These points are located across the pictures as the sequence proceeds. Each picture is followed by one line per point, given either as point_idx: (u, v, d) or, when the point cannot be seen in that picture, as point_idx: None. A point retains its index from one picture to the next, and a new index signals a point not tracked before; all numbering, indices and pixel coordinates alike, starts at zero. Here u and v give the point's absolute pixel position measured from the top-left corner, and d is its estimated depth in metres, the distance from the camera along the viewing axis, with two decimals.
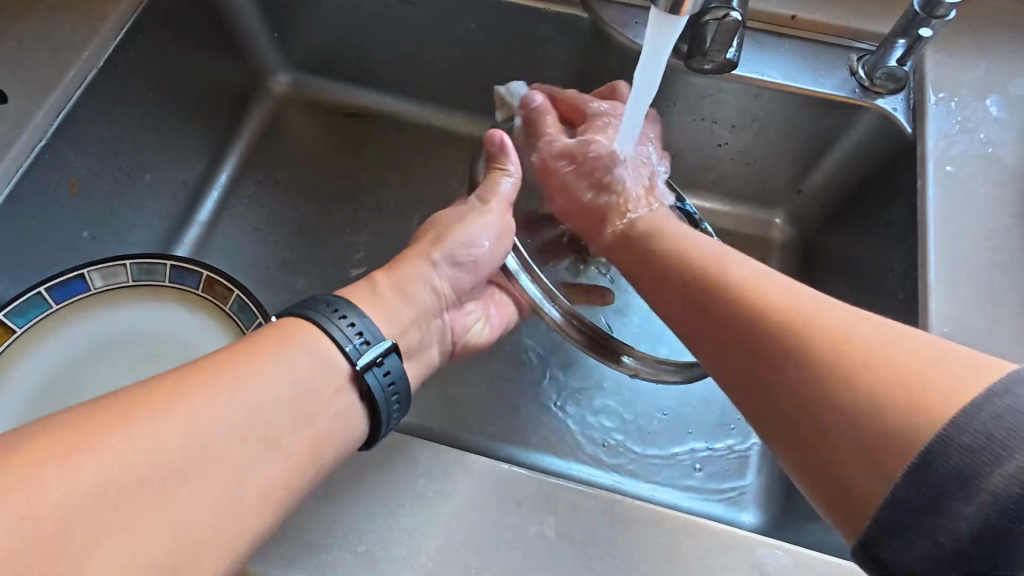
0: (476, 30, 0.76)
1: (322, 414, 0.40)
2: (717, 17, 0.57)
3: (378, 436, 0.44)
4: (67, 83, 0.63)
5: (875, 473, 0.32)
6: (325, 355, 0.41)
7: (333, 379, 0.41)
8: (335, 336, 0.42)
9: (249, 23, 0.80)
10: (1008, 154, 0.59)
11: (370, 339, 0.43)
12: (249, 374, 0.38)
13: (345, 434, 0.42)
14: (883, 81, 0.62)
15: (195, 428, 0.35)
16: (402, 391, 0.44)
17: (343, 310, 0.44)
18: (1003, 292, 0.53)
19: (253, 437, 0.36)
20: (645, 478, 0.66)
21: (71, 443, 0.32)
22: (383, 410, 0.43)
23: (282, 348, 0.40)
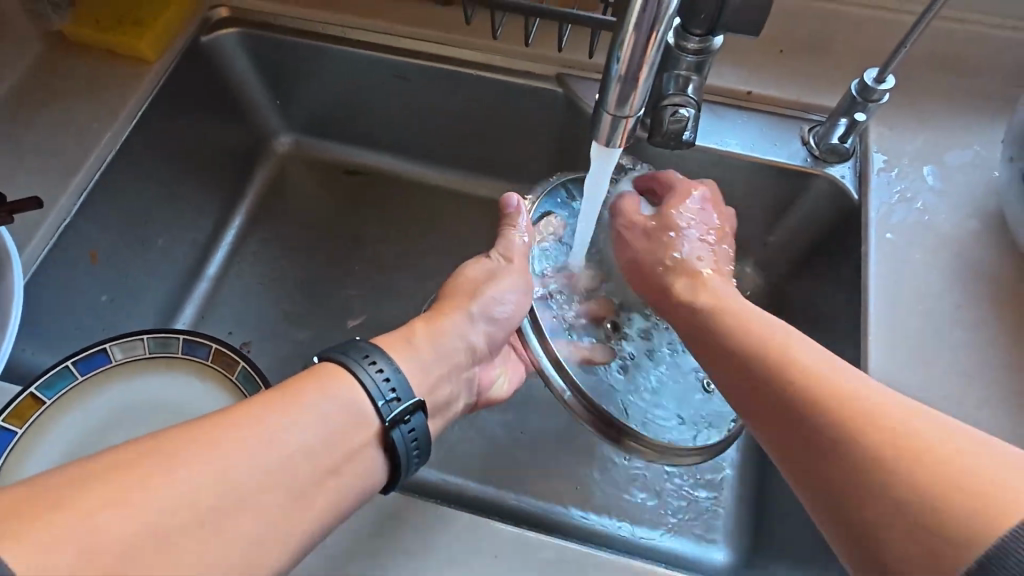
0: (462, 100, 0.83)
1: (343, 454, 0.42)
2: (672, 104, 0.63)
3: (395, 481, 0.47)
4: (89, 165, 0.70)
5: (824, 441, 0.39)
6: (356, 403, 0.44)
7: (364, 431, 0.44)
8: (364, 382, 0.45)
9: (254, 92, 0.87)
10: (942, 222, 0.65)
11: (401, 396, 0.45)
12: (287, 420, 0.40)
13: (364, 481, 0.44)
14: (827, 153, 0.69)
15: (232, 470, 0.37)
16: (423, 443, 0.47)
17: (379, 362, 0.46)
18: (935, 355, 0.58)
19: (283, 486, 0.38)
20: (626, 519, 0.71)
21: (121, 482, 0.33)
22: (404, 462, 0.46)
23: (314, 393, 0.42)
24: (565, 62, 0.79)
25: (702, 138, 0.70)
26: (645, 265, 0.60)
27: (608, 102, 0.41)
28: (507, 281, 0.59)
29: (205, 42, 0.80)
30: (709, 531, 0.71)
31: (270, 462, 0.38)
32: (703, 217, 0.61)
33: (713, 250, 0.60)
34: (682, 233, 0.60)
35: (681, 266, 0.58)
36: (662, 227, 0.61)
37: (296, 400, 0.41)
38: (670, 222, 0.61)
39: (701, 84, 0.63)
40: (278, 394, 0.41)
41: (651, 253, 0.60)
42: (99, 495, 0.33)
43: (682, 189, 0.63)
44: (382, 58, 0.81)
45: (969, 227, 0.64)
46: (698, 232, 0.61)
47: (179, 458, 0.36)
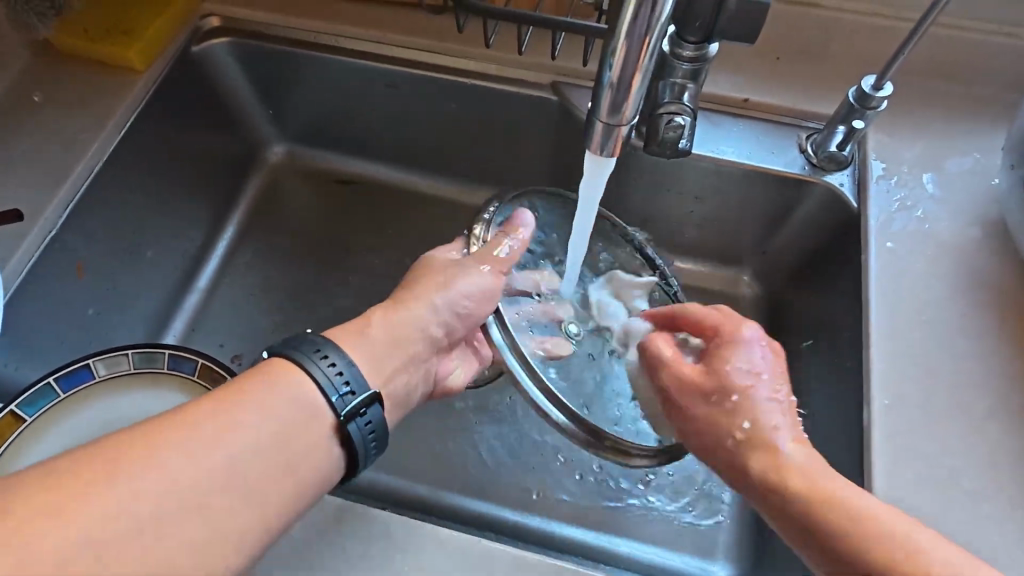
0: (456, 109, 0.82)
1: (306, 458, 0.40)
2: (668, 112, 0.62)
3: (355, 472, 0.44)
4: (76, 176, 0.69)
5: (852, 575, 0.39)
6: (309, 402, 0.41)
7: (315, 423, 0.41)
8: (314, 377, 0.42)
9: (246, 101, 0.86)
10: (943, 230, 0.64)
11: (355, 388, 0.43)
12: (239, 419, 0.38)
13: (322, 478, 0.42)
14: (826, 161, 0.68)
15: (186, 477, 0.35)
16: (380, 432, 0.44)
17: (334, 358, 0.43)
18: (938, 365, 0.57)
19: (236, 485, 0.36)
20: (625, 535, 0.69)
21: (65, 480, 0.32)
22: (362, 452, 0.43)
23: (274, 391, 0.40)
24: (559, 70, 0.78)
25: (698, 146, 0.69)
26: (710, 436, 0.48)
27: (600, 111, 0.39)
28: (472, 277, 0.54)
29: (195, 52, 0.79)
30: (707, 545, 0.69)
31: (228, 466, 0.36)
32: (757, 366, 0.48)
33: (787, 409, 0.47)
34: (758, 381, 0.48)
35: (757, 438, 0.46)
36: (713, 372, 0.49)
37: (247, 398, 0.39)
38: (732, 383, 0.48)
39: (697, 92, 0.62)
40: (229, 391, 0.39)
41: (711, 424, 0.48)
42: (49, 498, 0.31)
43: (732, 331, 0.50)
44: (375, 67, 0.80)
45: (969, 235, 0.64)
46: (768, 392, 0.48)
47: (134, 461, 0.34)
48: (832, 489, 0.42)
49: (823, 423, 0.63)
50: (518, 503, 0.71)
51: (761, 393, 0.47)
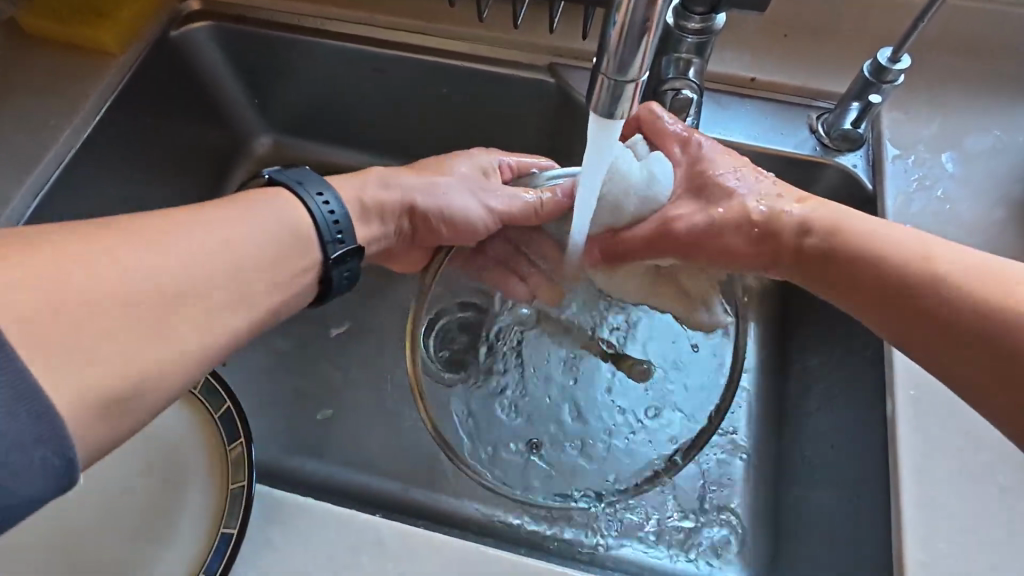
0: (448, 94, 0.78)
1: (289, 272, 0.46)
2: (673, 88, 0.58)
3: (325, 302, 0.51)
4: (46, 163, 0.65)
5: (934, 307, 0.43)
6: (305, 232, 0.47)
7: (300, 251, 0.47)
8: (311, 212, 0.48)
9: (229, 88, 0.82)
10: (965, 211, 0.61)
11: (344, 237, 0.49)
12: (239, 232, 0.43)
13: (295, 301, 0.47)
14: (840, 140, 0.64)
15: (188, 264, 0.39)
16: (354, 274, 0.51)
17: (332, 203, 0.49)
18: None
19: (237, 283, 0.42)
20: (636, 540, 0.64)
21: (93, 244, 0.36)
22: (336, 285, 0.50)
23: (253, 212, 0.45)
24: (556, 51, 0.75)
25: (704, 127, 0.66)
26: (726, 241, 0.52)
27: (606, 64, 0.35)
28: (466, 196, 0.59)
29: (175, 36, 0.76)
30: (721, 546, 0.64)
31: (228, 258, 0.41)
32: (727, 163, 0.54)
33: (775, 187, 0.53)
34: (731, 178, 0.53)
35: (773, 222, 0.51)
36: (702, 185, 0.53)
37: (246, 213, 0.44)
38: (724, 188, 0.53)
39: (703, 68, 0.59)
40: (231, 204, 0.44)
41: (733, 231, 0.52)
42: (77, 251, 0.36)
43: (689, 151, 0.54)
44: (365, 51, 0.76)
45: (994, 217, 0.60)
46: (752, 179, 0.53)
47: (142, 240, 0.38)
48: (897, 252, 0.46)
49: None
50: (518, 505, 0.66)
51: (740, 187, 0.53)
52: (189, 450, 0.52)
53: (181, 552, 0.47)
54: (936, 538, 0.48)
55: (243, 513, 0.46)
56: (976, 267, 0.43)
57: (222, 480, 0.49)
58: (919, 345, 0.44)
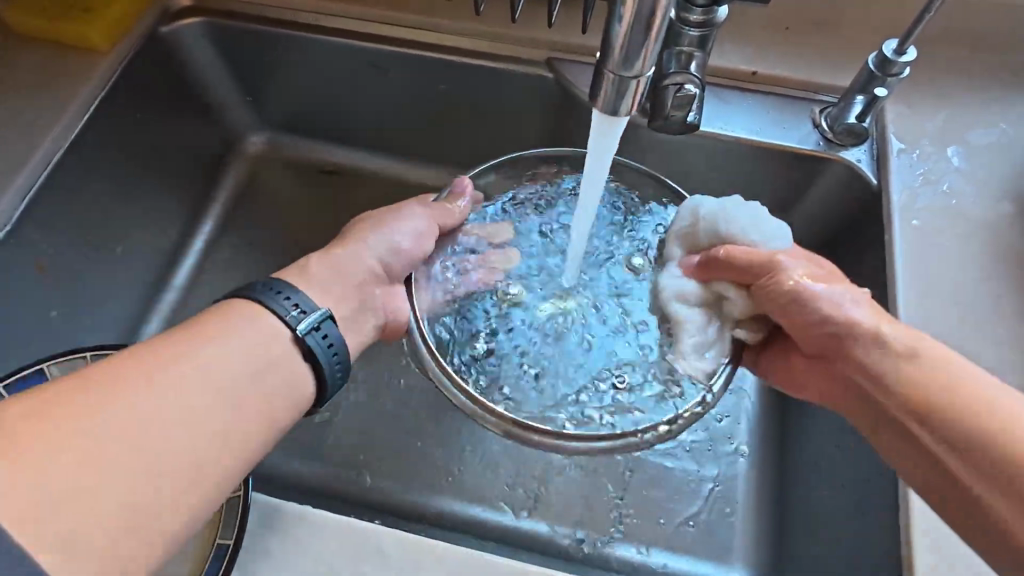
0: (446, 91, 0.77)
1: (279, 370, 0.41)
2: (675, 83, 0.56)
3: (323, 401, 0.44)
4: (33, 164, 0.64)
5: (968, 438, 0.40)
6: (270, 332, 0.41)
7: (277, 349, 0.41)
8: (274, 311, 0.42)
9: (221, 86, 0.80)
10: (971, 206, 0.60)
11: (307, 310, 0.43)
12: (200, 348, 0.38)
13: (293, 401, 0.41)
14: (844, 135, 0.63)
15: (160, 407, 0.34)
16: (344, 359, 0.44)
17: (295, 296, 0.43)
18: (977, 352, 0.53)
19: (218, 403, 0.37)
20: (639, 541, 0.63)
21: (36, 405, 0.32)
22: (328, 374, 0.43)
23: (219, 327, 0.39)
24: (554, 45, 0.73)
25: (704, 122, 0.64)
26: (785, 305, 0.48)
27: (610, 60, 0.34)
28: (406, 220, 0.55)
29: (165, 33, 0.74)
30: (722, 546, 0.63)
31: (201, 380, 0.36)
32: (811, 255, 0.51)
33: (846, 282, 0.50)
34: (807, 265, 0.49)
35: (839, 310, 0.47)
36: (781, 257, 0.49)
37: (204, 329, 0.39)
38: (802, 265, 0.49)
39: (705, 62, 0.57)
40: (182, 325, 0.39)
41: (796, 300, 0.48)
42: (17, 416, 0.31)
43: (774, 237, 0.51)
44: (360, 47, 0.75)
45: (1000, 211, 0.59)
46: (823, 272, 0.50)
47: (91, 386, 0.33)
48: (950, 372, 0.42)
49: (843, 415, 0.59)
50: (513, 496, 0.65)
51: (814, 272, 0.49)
52: None
53: (177, 560, 0.46)
54: (946, 537, 0.47)
55: (239, 522, 0.46)
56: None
57: None
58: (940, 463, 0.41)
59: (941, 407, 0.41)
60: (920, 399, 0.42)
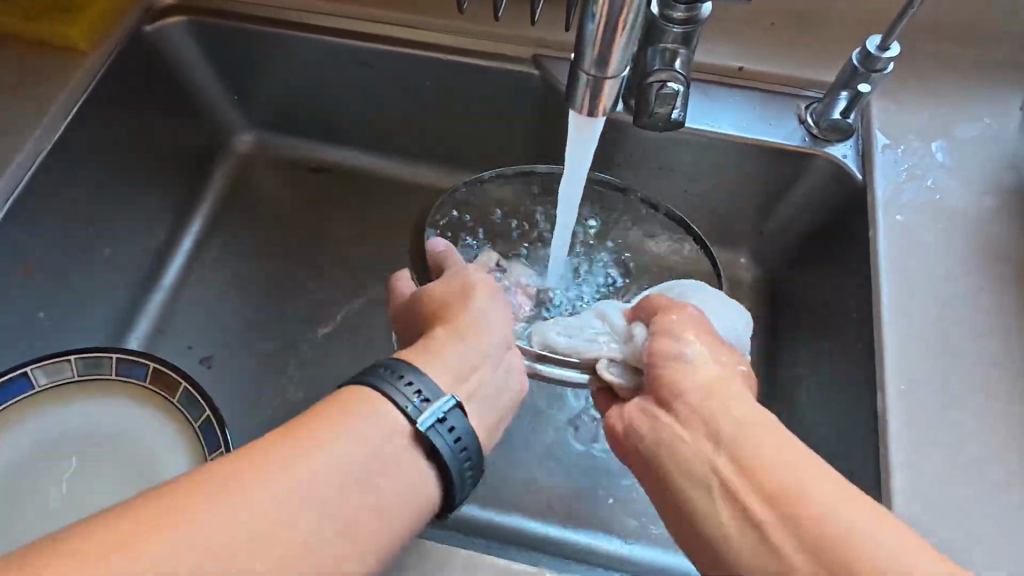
0: (434, 88, 0.76)
1: (395, 476, 0.36)
2: (659, 80, 0.56)
3: (451, 505, 0.39)
4: (16, 165, 0.63)
5: (764, 507, 0.35)
6: (392, 435, 0.36)
7: (397, 449, 0.36)
8: (396, 403, 0.37)
9: (209, 85, 0.80)
10: (955, 201, 0.60)
11: (430, 398, 0.38)
12: (318, 453, 0.33)
13: (413, 506, 0.36)
14: (829, 130, 0.63)
15: (271, 533, 0.30)
16: (474, 455, 0.39)
17: (414, 379, 0.39)
18: (960, 347, 0.53)
19: (328, 520, 0.32)
20: (627, 538, 0.63)
21: (150, 526, 0.29)
22: (456, 479, 0.38)
23: (330, 430, 0.35)
24: (541, 42, 0.73)
25: (690, 118, 0.64)
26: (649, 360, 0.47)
27: (586, 59, 0.34)
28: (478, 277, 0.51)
29: (150, 32, 0.74)
30: None
31: (312, 496, 0.32)
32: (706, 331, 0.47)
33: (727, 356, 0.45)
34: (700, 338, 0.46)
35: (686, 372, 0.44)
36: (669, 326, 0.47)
37: (324, 425, 0.35)
38: (680, 329, 0.46)
39: (690, 59, 0.57)
40: (303, 419, 0.35)
41: (656, 358, 0.46)
42: (130, 536, 0.28)
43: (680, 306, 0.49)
44: (347, 45, 0.75)
45: (984, 206, 0.60)
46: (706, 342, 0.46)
47: (205, 507, 0.30)
48: (757, 450, 0.37)
49: (831, 410, 0.59)
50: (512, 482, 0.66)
51: (691, 342, 0.45)
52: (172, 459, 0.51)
53: None
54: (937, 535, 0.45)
55: None
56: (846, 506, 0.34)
57: None
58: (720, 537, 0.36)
59: (748, 478, 0.36)
60: (745, 463, 0.37)
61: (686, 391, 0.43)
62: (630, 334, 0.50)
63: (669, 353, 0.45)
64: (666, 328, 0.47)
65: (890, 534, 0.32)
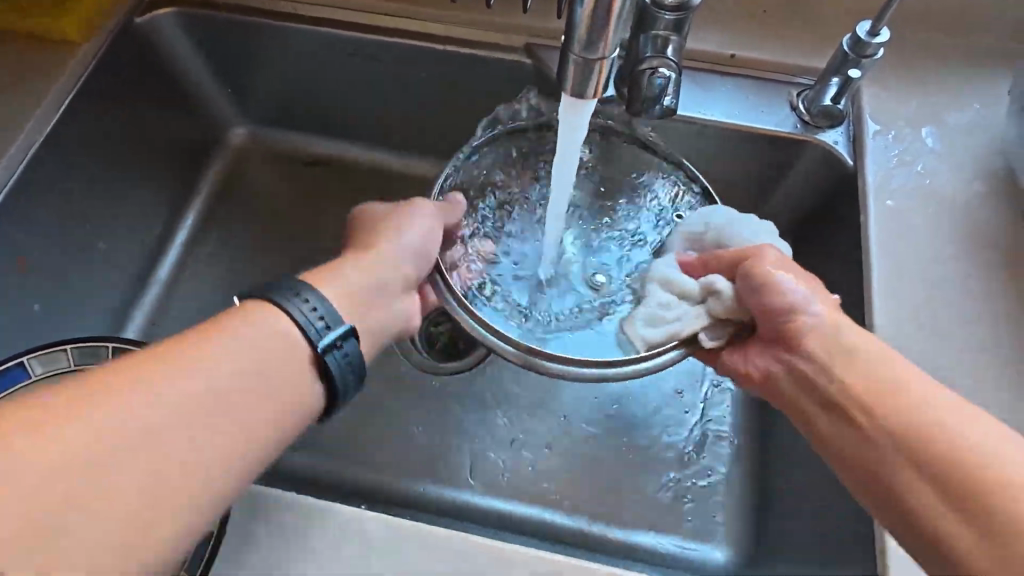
0: (427, 78, 0.76)
1: (284, 381, 0.39)
2: (651, 67, 0.57)
3: (334, 409, 0.43)
4: (8, 159, 0.63)
5: (897, 449, 0.43)
6: (289, 363, 0.40)
7: (289, 359, 0.40)
8: (297, 323, 0.41)
9: (202, 78, 0.80)
10: (944, 186, 0.60)
11: (332, 323, 0.42)
12: (217, 360, 0.37)
13: (297, 408, 0.40)
14: (820, 117, 0.63)
15: (169, 432, 0.34)
16: (358, 367, 0.43)
17: (318, 305, 0.42)
18: (949, 330, 0.53)
19: (214, 415, 0.35)
20: (622, 522, 0.64)
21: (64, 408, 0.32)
22: (342, 384, 0.42)
23: (225, 337, 0.38)
24: (534, 31, 0.73)
25: (682, 106, 0.65)
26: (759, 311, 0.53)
27: (575, 42, 0.34)
28: (415, 218, 0.54)
29: (141, 24, 0.73)
30: (706, 524, 0.64)
31: (206, 397, 0.35)
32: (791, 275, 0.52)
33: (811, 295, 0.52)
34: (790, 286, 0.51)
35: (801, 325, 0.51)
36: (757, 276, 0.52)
37: (224, 331, 0.38)
38: (777, 280, 0.51)
39: (681, 47, 0.58)
40: (205, 326, 0.38)
41: (767, 312, 0.52)
42: (42, 416, 0.31)
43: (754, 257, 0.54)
44: (339, 36, 0.74)
45: (973, 190, 0.60)
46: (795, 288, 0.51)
47: (110, 393, 0.33)
48: (895, 399, 0.45)
49: None
50: (508, 470, 0.66)
51: (787, 293, 0.51)
52: None
53: None
54: None
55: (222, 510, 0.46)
56: (974, 432, 0.41)
57: None
58: (862, 471, 0.45)
59: (886, 423, 0.44)
60: (876, 404, 0.45)
61: (811, 344, 0.50)
62: (710, 290, 0.53)
63: (783, 308, 0.51)
64: (755, 276, 0.52)
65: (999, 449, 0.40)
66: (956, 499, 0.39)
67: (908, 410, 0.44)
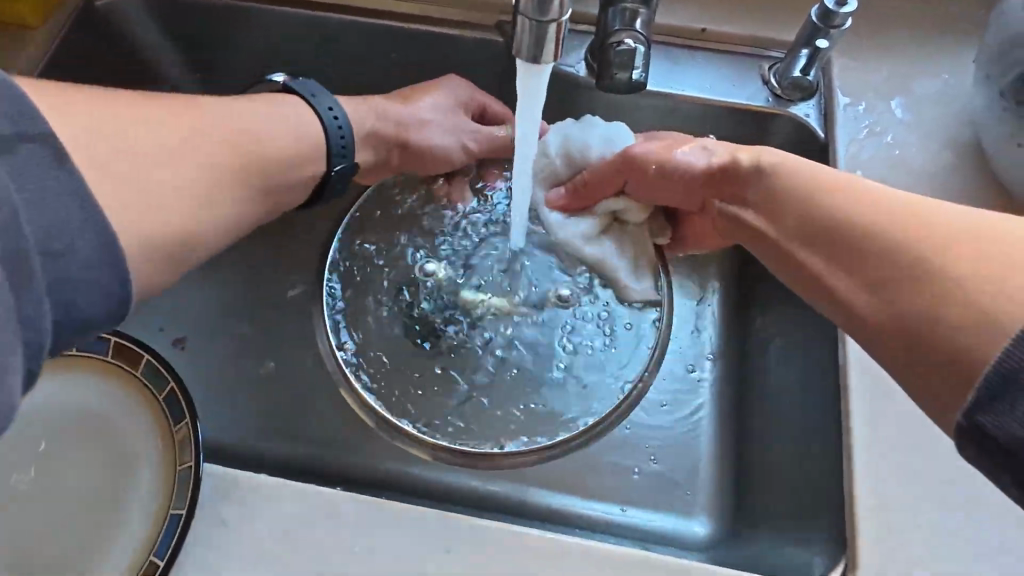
0: (397, 58, 0.75)
1: (300, 176, 0.52)
2: (617, 39, 0.56)
3: (315, 205, 0.58)
4: None
5: (830, 247, 0.42)
6: (317, 140, 0.54)
7: (312, 159, 0.54)
8: (321, 120, 0.55)
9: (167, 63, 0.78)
10: (913, 156, 0.61)
11: (345, 137, 0.56)
12: (262, 116, 0.50)
13: (296, 195, 0.53)
14: (790, 89, 0.63)
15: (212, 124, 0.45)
16: (343, 187, 0.59)
17: (341, 118, 0.56)
18: None
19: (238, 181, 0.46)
20: (606, 499, 0.64)
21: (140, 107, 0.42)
22: (329, 190, 0.57)
23: (265, 109, 0.51)
24: (504, 9, 0.73)
25: (652, 81, 0.64)
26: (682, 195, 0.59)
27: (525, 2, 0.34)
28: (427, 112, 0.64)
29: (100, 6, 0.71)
30: (686, 498, 0.64)
31: (247, 134, 0.47)
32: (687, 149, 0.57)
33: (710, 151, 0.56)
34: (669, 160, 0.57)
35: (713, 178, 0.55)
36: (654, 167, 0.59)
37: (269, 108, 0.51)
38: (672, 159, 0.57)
39: (649, 20, 0.58)
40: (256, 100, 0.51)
41: (684, 182, 0.58)
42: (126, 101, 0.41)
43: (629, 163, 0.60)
44: (306, 16, 0.73)
45: (942, 160, 0.61)
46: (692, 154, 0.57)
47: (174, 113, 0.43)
48: (825, 200, 0.44)
49: None
50: None
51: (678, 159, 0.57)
52: (135, 437, 0.50)
53: (130, 534, 0.47)
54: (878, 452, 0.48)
55: (191, 493, 0.46)
56: (896, 211, 0.40)
57: (169, 458, 0.48)
58: (815, 290, 0.44)
59: (820, 232, 0.43)
60: (811, 209, 0.45)
61: (734, 188, 0.53)
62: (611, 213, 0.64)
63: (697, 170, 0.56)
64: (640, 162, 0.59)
65: (948, 221, 0.37)
66: (891, 271, 0.37)
67: (834, 210, 0.43)
